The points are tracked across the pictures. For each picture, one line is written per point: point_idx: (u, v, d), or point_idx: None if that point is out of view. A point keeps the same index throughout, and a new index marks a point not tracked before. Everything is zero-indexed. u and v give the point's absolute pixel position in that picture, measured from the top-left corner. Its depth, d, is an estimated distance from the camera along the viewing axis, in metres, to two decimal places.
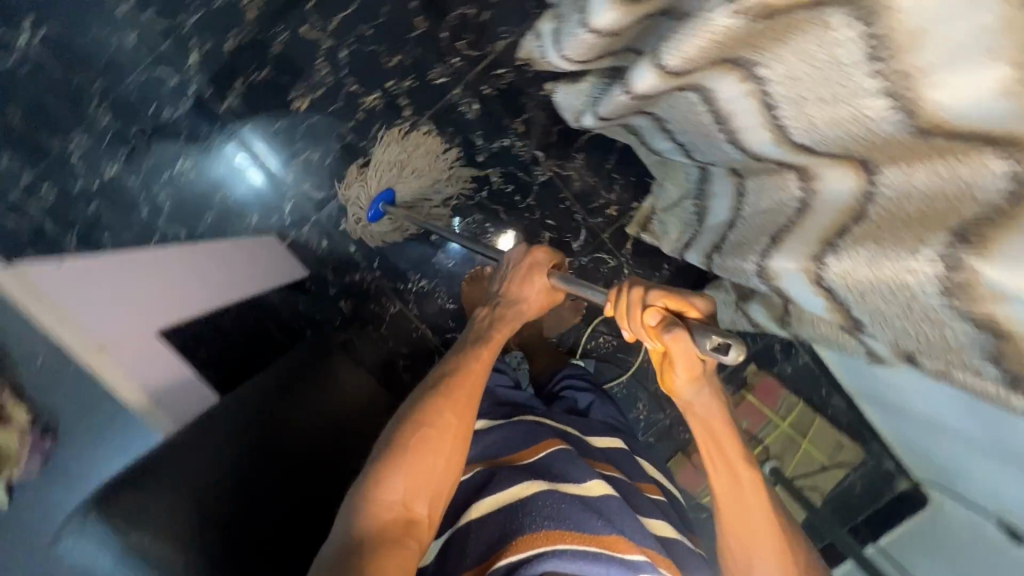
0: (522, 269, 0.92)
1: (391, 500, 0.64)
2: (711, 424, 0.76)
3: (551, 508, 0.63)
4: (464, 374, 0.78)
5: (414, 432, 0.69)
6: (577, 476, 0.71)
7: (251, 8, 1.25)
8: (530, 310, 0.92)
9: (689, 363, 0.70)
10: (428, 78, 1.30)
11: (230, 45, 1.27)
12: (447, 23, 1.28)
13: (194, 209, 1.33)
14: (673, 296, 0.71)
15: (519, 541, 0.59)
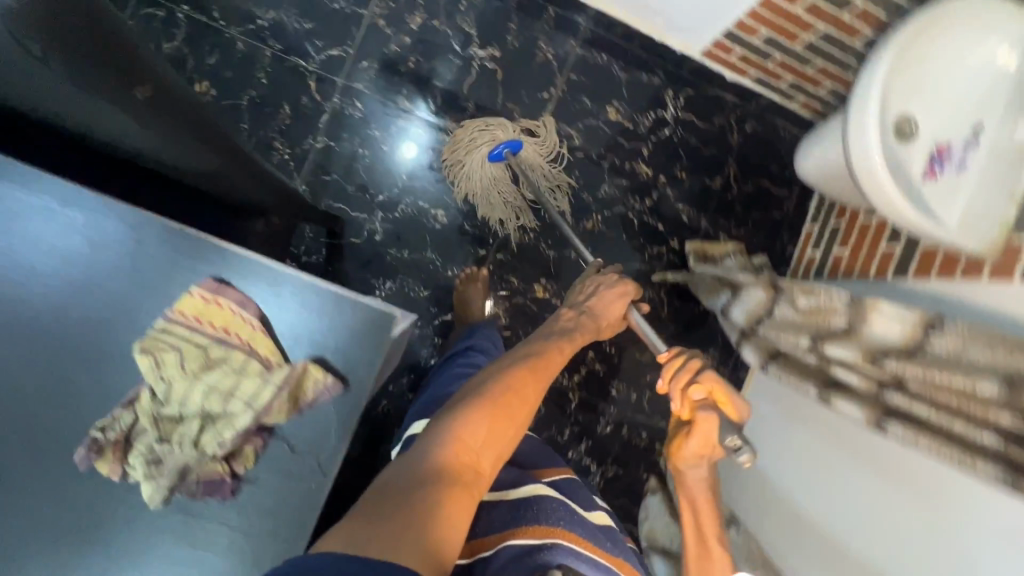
0: (619, 286, 1.10)
1: (468, 442, 0.70)
2: (699, 489, 0.88)
3: (562, 512, 0.78)
4: (546, 362, 0.89)
5: (501, 393, 0.79)
6: (583, 504, 0.87)
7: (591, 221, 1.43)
8: (603, 326, 1.08)
9: (706, 435, 0.82)
10: (605, 377, 1.46)
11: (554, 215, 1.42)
12: (657, 375, 1.48)
13: (399, 236, 1.38)
14: (726, 387, 0.84)
15: (539, 529, 0.73)
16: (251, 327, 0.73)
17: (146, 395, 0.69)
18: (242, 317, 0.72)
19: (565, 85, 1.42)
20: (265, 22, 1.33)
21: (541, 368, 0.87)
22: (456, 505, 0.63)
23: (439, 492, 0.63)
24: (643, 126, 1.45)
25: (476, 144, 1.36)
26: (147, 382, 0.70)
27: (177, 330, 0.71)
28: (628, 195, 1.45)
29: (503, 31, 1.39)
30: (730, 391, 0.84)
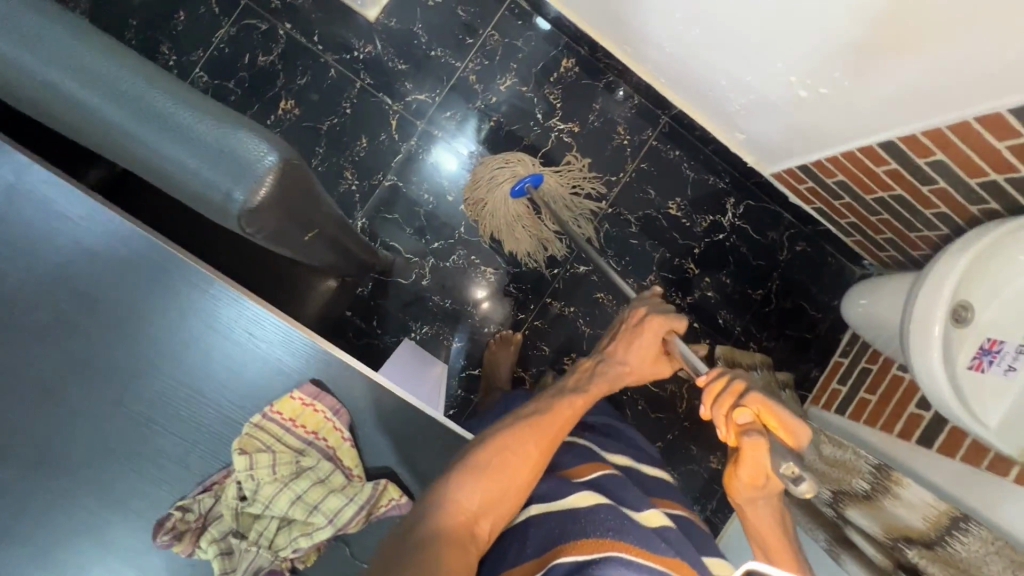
0: (635, 326, 0.87)
1: (457, 507, 0.67)
2: (769, 531, 0.74)
3: (613, 520, 0.66)
4: (556, 414, 0.79)
5: (494, 453, 0.73)
6: (632, 500, 0.74)
7: None
8: (640, 374, 0.86)
9: (756, 467, 0.68)
10: None
11: (597, 293, 1.43)
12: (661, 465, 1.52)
13: (444, 286, 1.40)
14: (776, 411, 0.68)
15: (583, 543, 0.62)
16: (343, 439, 0.79)
17: (233, 489, 0.76)
18: (335, 425, 0.79)
19: (633, 172, 1.45)
20: (361, 55, 1.35)
21: (555, 425, 0.78)
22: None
23: (426, 561, 0.61)
24: (698, 226, 1.48)
25: (499, 179, 1.35)
26: (236, 474, 0.76)
27: (271, 428, 0.78)
28: (671, 289, 1.48)
29: (586, 110, 1.42)
30: (774, 410, 0.68)
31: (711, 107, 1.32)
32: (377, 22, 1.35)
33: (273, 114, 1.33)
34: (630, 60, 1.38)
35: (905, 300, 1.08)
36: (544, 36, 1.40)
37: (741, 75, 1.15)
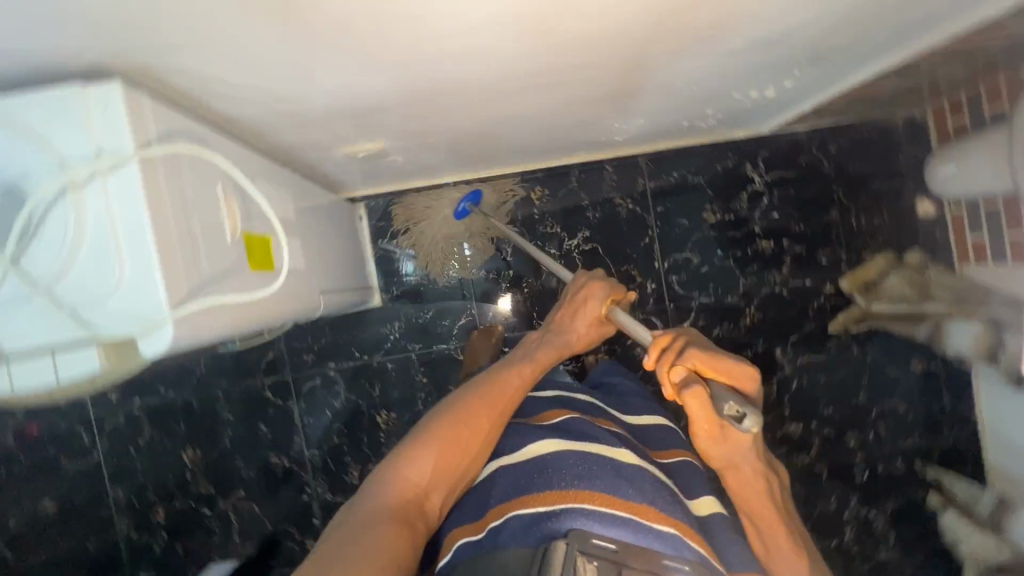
0: (577, 296, 0.99)
1: (414, 482, 0.75)
2: (753, 490, 0.84)
3: (580, 470, 0.76)
4: (504, 386, 0.89)
5: (449, 430, 0.81)
6: (607, 440, 0.83)
7: (748, 318, 1.49)
8: (572, 341, 0.99)
9: (704, 417, 0.74)
10: (839, 436, 1.47)
11: (722, 324, 1.49)
12: (880, 406, 1.47)
13: None
14: (707, 356, 0.76)
15: (546, 497, 0.72)
16: None
17: None
18: None
19: (658, 219, 1.49)
20: (397, 332, 1.44)
21: (502, 398, 0.88)
22: (397, 540, 0.67)
23: (384, 529, 0.68)
24: (743, 209, 1.49)
25: (436, 208, 1.42)
26: None
27: None
28: (766, 274, 1.49)
29: (582, 213, 1.47)
30: (707, 353, 0.76)
31: (679, 135, 1.30)
32: (386, 301, 1.45)
33: (380, 431, 1.43)
34: (582, 155, 1.45)
35: (1011, 155, 1.03)
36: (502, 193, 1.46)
37: (701, 113, 1.12)
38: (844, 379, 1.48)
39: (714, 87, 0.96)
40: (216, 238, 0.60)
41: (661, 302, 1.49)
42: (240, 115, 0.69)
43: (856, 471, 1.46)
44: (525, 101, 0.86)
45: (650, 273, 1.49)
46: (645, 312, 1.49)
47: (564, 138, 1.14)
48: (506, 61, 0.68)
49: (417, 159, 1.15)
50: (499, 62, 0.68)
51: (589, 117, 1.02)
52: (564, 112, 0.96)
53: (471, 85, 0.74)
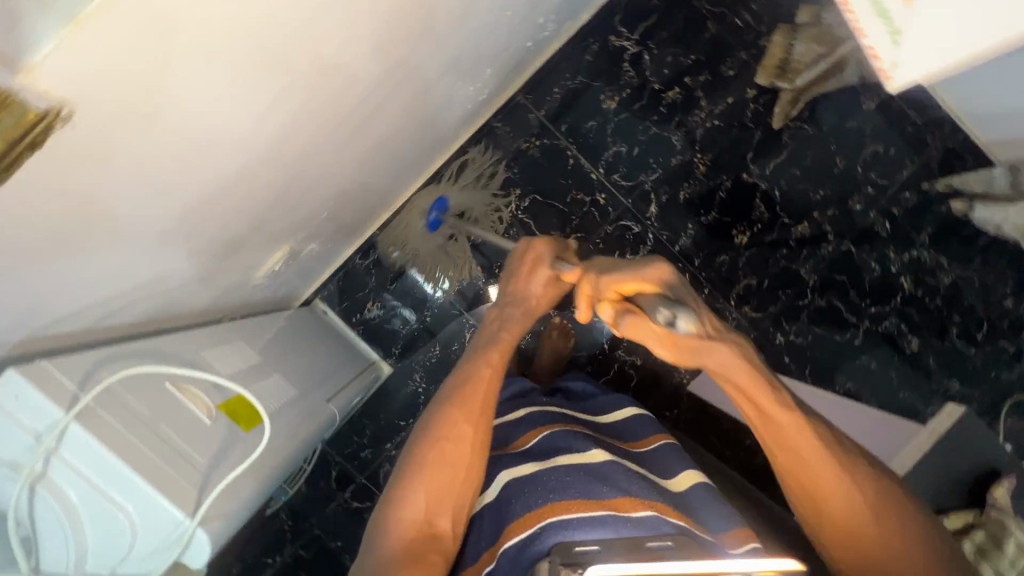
0: (525, 261, 0.92)
1: (413, 519, 0.70)
2: (740, 372, 0.72)
3: (554, 482, 0.70)
4: (475, 382, 0.82)
5: (432, 450, 0.74)
6: (574, 448, 0.76)
7: (701, 166, 1.48)
8: (534, 305, 0.93)
9: (657, 337, 0.70)
10: (842, 208, 1.46)
11: (681, 185, 1.48)
12: (861, 159, 1.45)
13: None
14: (624, 275, 0.72)
15: (524, 523, 0.66)
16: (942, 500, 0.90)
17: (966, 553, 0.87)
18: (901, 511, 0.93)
19: (568, 137, 1.47)
20: (422, 382, 1.46)
21: (476, 398, 0.80)
22: None
23: None
24: (633, 77, 1.46)
25: (410, 225, 1.41)
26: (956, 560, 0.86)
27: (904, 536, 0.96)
28: (690, 119, 1.47)
29: (504, 178, 1.48)
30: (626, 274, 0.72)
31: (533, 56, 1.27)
32: (395, 364, 1.46)
33: None
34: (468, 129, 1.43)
35: None
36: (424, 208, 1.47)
37: (536, 24, 1.10)
38: (816, 158, 1.46)
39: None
40: (192, 432, 0.63)
41: (619, 203, 1.48)
42: (143, 313, 0.70)
43: (878, 226, 1.45)
44: (374, 126, 0.85)
45: (593, 186, 1.48)
46: (611, 220, 1.48)
47: (438, 128, 1.13)
48: (321, 104, 0.67)
49: (331, 234, 1.14)
50: (318, 109, 0.68)
51: (443, 98, 1.01)
52: (417, 111, 0.95)
53: (312, 144, 0.73)
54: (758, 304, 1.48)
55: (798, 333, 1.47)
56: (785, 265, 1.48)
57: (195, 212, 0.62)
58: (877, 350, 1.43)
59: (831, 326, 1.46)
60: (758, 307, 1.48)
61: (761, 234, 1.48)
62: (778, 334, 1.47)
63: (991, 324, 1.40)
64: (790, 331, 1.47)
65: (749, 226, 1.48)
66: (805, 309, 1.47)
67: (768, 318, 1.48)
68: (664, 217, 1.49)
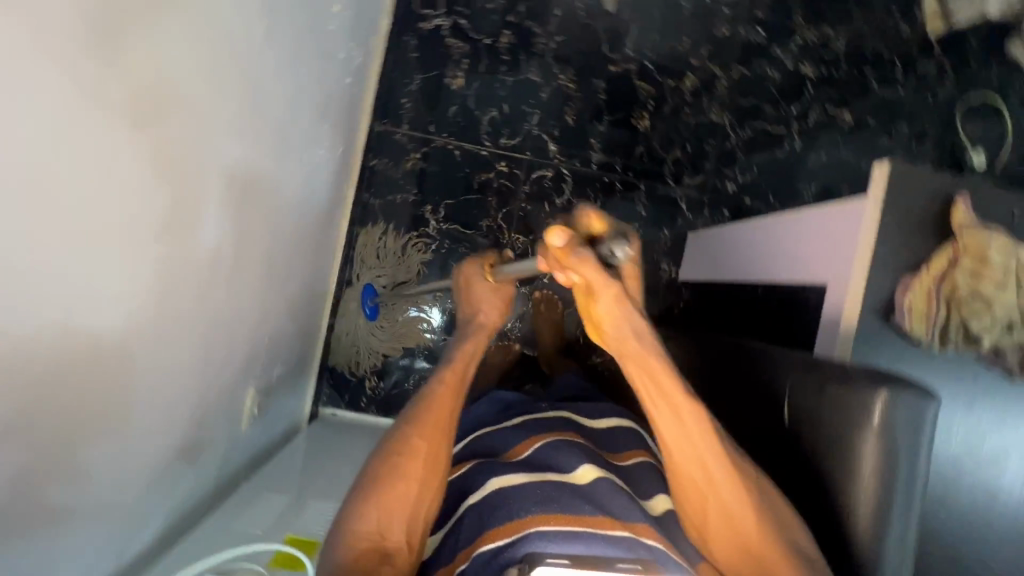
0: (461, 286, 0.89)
1: (365, 530, 0.66)
2: (638, 357, 0.67)
3: (545, 493, 0.66)
4: (435, 403, 0.75)
5: (389, 463, 0.70)
6: (561, 466, 0.71)
7: (569, 84, 1.46)
8: (491, 329, 0.86)
9: (606, 281, 0.62)
10: (711, 41, 1.45)
11: (564, 110, 1.47)
12: None
13: None
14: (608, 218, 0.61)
15: (503, 529, 0.62)
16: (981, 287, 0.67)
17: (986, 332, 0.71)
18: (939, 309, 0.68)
19: (441, 132, 1.45)
20: None
21: (430, 409, 0.75)
22: None
23: None
24: (462, 45, 1.43)
25: (353, 325, 1.46)
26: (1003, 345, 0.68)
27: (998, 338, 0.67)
28: (535, 51, 1.45)
29: (411, 205, 1.46)
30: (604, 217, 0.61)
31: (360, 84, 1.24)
32: None
33: None
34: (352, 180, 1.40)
35: None
36: (361, 275, 1.45)
37: (339, 61, 1.07)
38: (663, 14, 1.44)
39: (310, 47, 0.92)
40: None
41: (521, 161, 1.47)
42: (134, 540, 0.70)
43: (751, 36, 1.44)
44: (250, 244, 0.85)
45: (490, 160, 1.46)
46: (525, 178, 1.48)
47: (317, 204, 1.12)
48: (186, 266, 0.67)
49: (288, 350, 1.13)
50: (189, 273, 0.68)
51: (299, 178, 1.00)
52: (281, 206, 0.94)
53: (201, 302, 0.74)
54: (693, 169, 1.51)
55: (740, 174, 1.49)
56: (693, 122, 1.50)
57: (122, 426, 0.62)
58: (821, 135, 1.39)
59: (765, 146, 1.46)
60: (694, 173, 1.52)
61: (659, 109, 1.48)
62: (725, 184, 1.51)
63: (904, 57, 1.35)
64: (732, 175, 1.50)
65: (644, 109, 1.48)
66: (733, 147, 1.50)
67: (708, 177, 1.53)
68: (567, 148, 1.48)
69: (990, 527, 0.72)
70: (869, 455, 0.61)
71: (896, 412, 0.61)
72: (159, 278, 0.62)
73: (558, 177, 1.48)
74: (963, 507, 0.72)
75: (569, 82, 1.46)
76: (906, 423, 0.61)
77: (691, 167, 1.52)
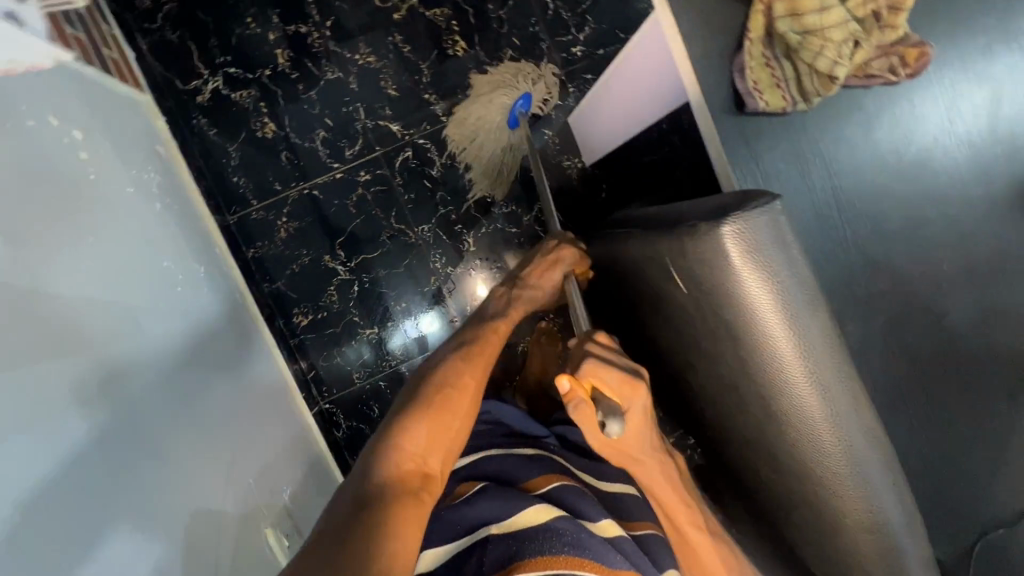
0: (550, 257, 0.88)
1: (412, 451, 0.61)
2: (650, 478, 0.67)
3: (574, 537, 0.60)
4: (484, 345, 0.76)
5: (438, 390, 0.68)
6: (587, 513, 0.67)
7: (369, 58, 1.35)
8: (546, 297, 0.90)
9: (595, 434, 0.62)
10: None
11: (381, 86, 1.36)
12: None
13: (526, 183, 1.43)
14: (605, 377, 0.61)
15: (542, 560, 0.57)
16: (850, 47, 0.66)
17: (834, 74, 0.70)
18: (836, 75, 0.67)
19: (288, 183, 1.35)
20: None
21: (486, 349, 0.76)
22: (400, 518, 0.54)
23: (390, 505, 0.55)
24: (247, 92, 1.32)
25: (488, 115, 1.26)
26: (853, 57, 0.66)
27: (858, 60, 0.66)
28: (316, 51, 1.33)
29: (312, 266, 1.38)
30: (603, 378, 0.61)
31: (180, 197, 1.17)
32: None
33: None
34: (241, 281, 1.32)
35: None
36: (314, 356, 1.40)
37: (133, 195, 1.00)
38: None
39: (87, 208, 0.85)
40: None
41: (377, 159, 1.38)
42: None
43: None
44: (156, 424, 0.83)
45: (350, 177, 1.37)
46: (393, 171, 1.39)
47: (213, 334, 1.08)
48: (87, 508, 0.65)
49: (282, 471, 1.11)
50: (95, 504, 0.66)
51: (171, 328, 0.95)
52: (168, 365, 0.91)
53: (141, 509, 0.73)
54: (533, 57, 1.39)
55: (577, 33, 1.39)
56: (504, 14, 1.38)
57: None
58: None
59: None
60: (537, 60, 1.39)
61: (466, 24, 1.37)
62: (571, 49, 1.40)
63: None
64: (571, 38, 1.39)
65: (453, 34, 1.37)
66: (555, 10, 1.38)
67: (553, 54, 1.39)
68: (409, 118, 1.38)
69: (947, 220, 0.69)
70: (750, 280, 0.57)
71: (753, 230, 0.57)
72: (53, 545, 0.59)
73: (420, 148, 1.39)
74: (910, 220, 0.70)
75: (367, 57, 1.34)
76: (771, 246, 0.57)
77: (531, 55, 1.39)
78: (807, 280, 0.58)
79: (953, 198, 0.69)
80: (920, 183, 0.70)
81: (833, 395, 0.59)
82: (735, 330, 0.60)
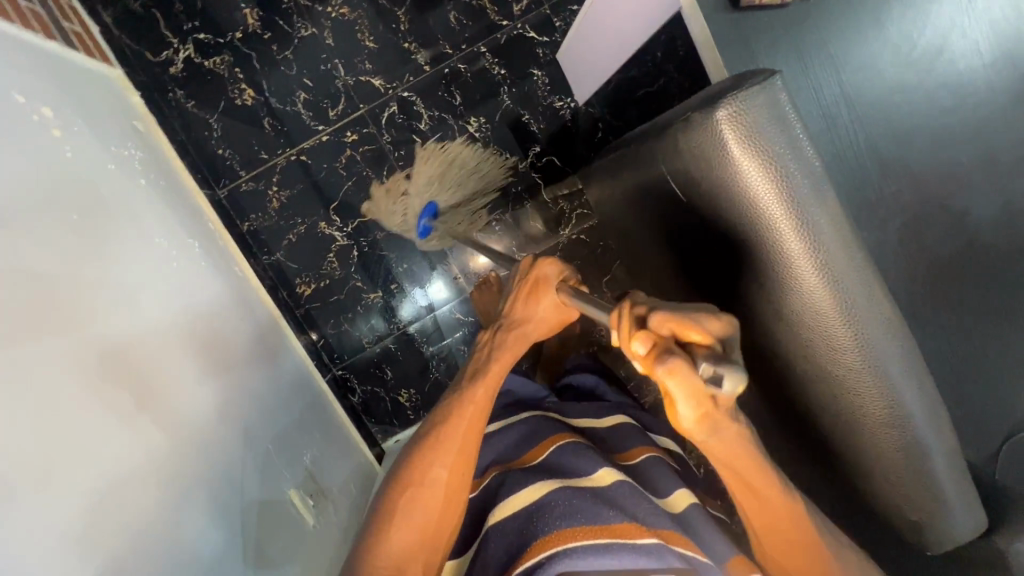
0: (527, 282, 0.80)
1: (381, 566, 0.67)
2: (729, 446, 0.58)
3: (563, 506, 0.64)
4: (455, 426, 0.74)
5: (406, 492, 0.71)
6: (578, 472, 0.71)
7: (341, 9, 1.27)
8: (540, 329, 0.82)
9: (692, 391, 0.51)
10: None
11: (358, 38, 1.29)
12: None
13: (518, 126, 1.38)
14: (688, 321, 0.53)
15: (537, 545, 0.61)
16: None
17: None
18: None
19: (274, 151, 1.32)
20: None
21: (456, 431, 0.74)
22: None
23: None
24: (219, 58, 1.26)
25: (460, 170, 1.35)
26: None
27: None
28: (285, 7, 1.26)
29: (308, 234, 1.36)
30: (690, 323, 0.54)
31: (165, 174, 1.15)
32: None
33: None
34: (241, 256, 1.31)
35: None
36: (322, 324, 1.39)
37: (114, 171, 0.97)
38: None
39: (67, 188, 0.83)
40: None
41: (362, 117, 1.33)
42: None
43: None
44: (167, 398, 0.83)
45: (334, 139, 1.33)
46: (378, 126, 1.34)
47: (217, 310, 1.07)
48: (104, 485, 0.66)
49: (301, 437, 1.13)
50: (110, 480, 0.67)
51: (171, 304, 0.95)
52: (173, 341, 0.91)
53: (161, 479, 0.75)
54: None
55: None
56: None
57: None
58: None
59: None
60: None
61: None
62: None
63: None
64: None
65: None
66: None
67: None
68: (389, 68, 1.32)
69: (968, 109, 0.65)
70: (743, 165, 0.61)
71: (746, 111, 0.60)
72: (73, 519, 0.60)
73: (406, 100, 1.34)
74: (930, 110, 0.65)
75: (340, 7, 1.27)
76: (767, 120, 0.60)
77: None
78: (806, 157, 0.60)
79: (976, 82, 0.64)
80: (934, 73, 0.65)
81: (840, 271, 0.61)
82: (738, 217, 0.63)
